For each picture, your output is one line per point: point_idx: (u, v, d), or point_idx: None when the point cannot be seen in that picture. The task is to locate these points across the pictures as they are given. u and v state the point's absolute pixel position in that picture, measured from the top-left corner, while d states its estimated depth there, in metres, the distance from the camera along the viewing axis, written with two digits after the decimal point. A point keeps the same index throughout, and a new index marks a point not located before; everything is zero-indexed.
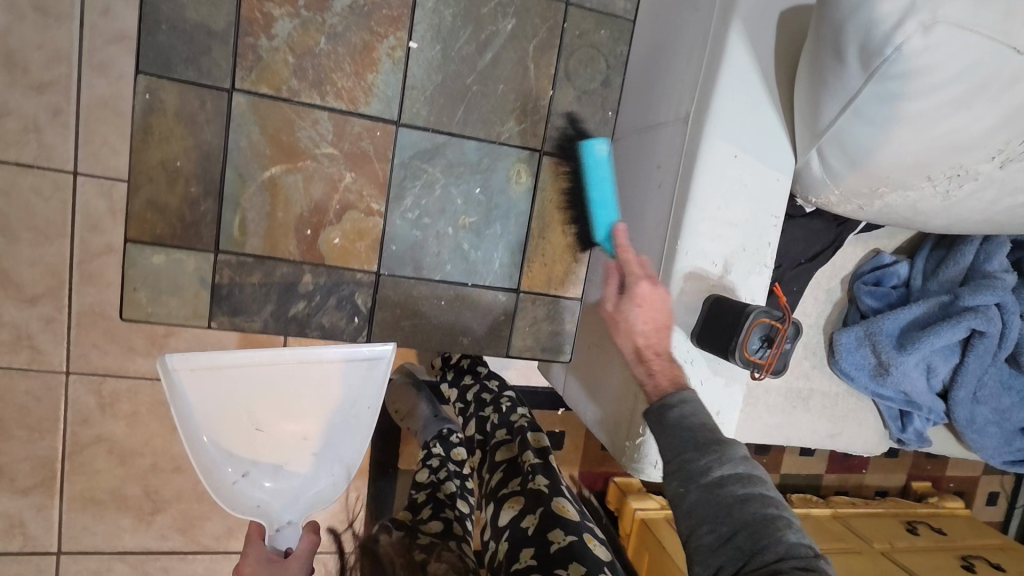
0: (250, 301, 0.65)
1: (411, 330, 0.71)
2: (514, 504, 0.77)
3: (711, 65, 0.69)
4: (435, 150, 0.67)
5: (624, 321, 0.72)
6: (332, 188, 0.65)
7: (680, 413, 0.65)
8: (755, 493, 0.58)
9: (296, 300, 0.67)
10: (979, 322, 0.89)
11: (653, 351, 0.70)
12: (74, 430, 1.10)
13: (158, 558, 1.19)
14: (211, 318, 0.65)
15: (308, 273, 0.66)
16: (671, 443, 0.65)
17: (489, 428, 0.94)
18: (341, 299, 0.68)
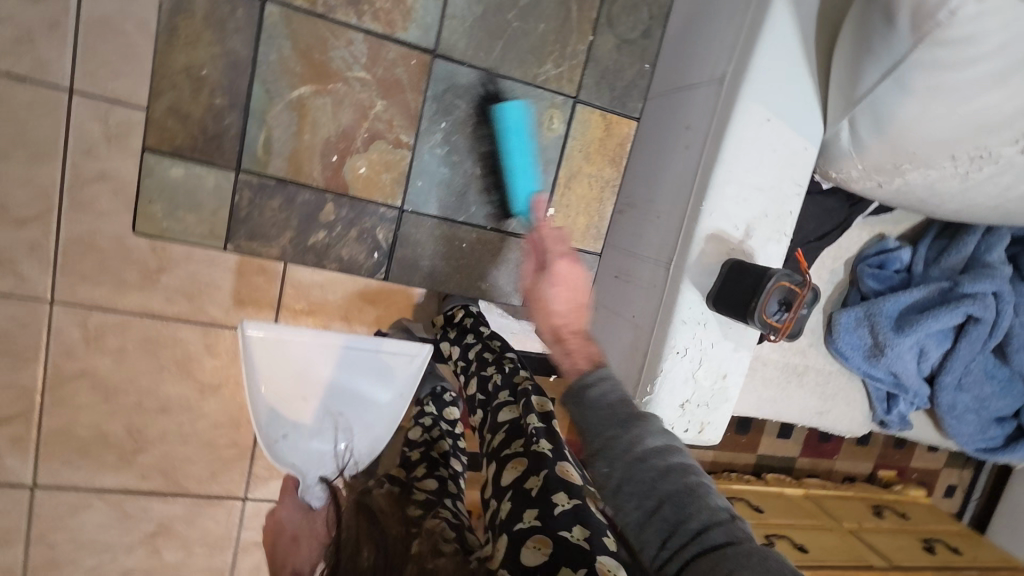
0: (271, 226, 0.72)
1: (429, 271, 0.78)
2: (517, 465, 0.72)
3: (754, 24, 0.69)
4: (470, 85, 0.74)
5: (541, 301, 0.64)
6: (362, 115, 0.71)
7: (591, 389, 0.61)
8: (672, 462, 0.55)
9: (316, 230, 0.74)
10: (975, 308, 0.92)
11: (570, 331, 0.65)
12: (57, 362, 1.06)
13: (138, 498, 1.17)
14: (226, 240, 0.71)
15: (330, 203, 0.73)
16: (586, 421, 0.60)
17: (489, 387, 0.88)
18: (364, 233, 0.75)
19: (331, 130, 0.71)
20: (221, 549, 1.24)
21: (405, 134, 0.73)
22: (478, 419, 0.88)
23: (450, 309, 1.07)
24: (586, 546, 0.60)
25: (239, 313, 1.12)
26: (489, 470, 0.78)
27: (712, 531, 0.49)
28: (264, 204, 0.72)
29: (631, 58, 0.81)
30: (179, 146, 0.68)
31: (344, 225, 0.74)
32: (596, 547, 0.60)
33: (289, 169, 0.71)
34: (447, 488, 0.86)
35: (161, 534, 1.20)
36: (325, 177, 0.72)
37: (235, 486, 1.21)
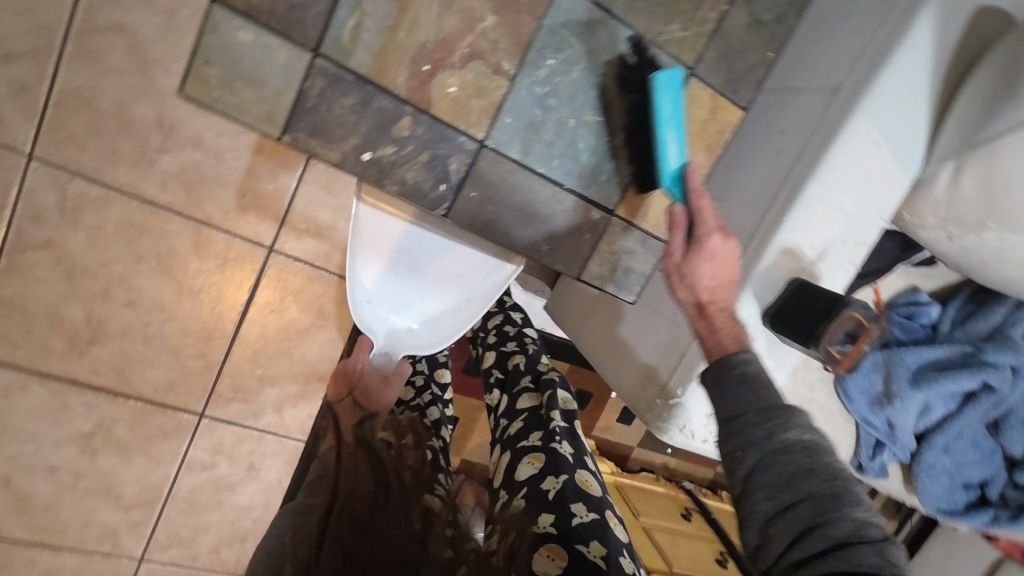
0: (338, 124, 0.60)
1: (491, 219, 0.69)
2: (535, 460, 0.70)
3: (888, 37, 0.64)
4: (591, 26, 0.64)
5: (691, 276, 0.67)
6: (468, 26, 0.60)
7: (745, 374, 0.65)
8: (818, 464, 0.60)
9: (384, 142, 0.62)
10: (992, 377, 0.93)
11: (716, 307, 0.68)
12: (21, 226, 0.94)
13: (81, 392, 1.06)
14: (285, 129, 0.59)
15: (408, 116, 0.62)
16: (736, 400, 0.65)
17: (511, 367, 0.88)
18: (437, 159, 0.64)
19: (430, 35, 0.60)
20: (162, 464, 1.15)
21: (509, 62, 0.62)
22: (495, 398, 0.87)
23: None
24: (603, 565, 0.59)
25: (238, 220, 1.02)
26: (502, 458, 0.76)
27: (854, 550, 0.55)
28: (335, 99, 0.60)
29: (759, 41, 0.74)
30: (252, 8, 0.56)
31: (417, 146, 0.63)
32: (612, 566, 0.59)
33: (373, 68, 0.59)
34: (438, 462, 0.82)
35: (100, 435, 1.10)
36: (411, 86, 0.61)
37: (192, 400, 1.12)
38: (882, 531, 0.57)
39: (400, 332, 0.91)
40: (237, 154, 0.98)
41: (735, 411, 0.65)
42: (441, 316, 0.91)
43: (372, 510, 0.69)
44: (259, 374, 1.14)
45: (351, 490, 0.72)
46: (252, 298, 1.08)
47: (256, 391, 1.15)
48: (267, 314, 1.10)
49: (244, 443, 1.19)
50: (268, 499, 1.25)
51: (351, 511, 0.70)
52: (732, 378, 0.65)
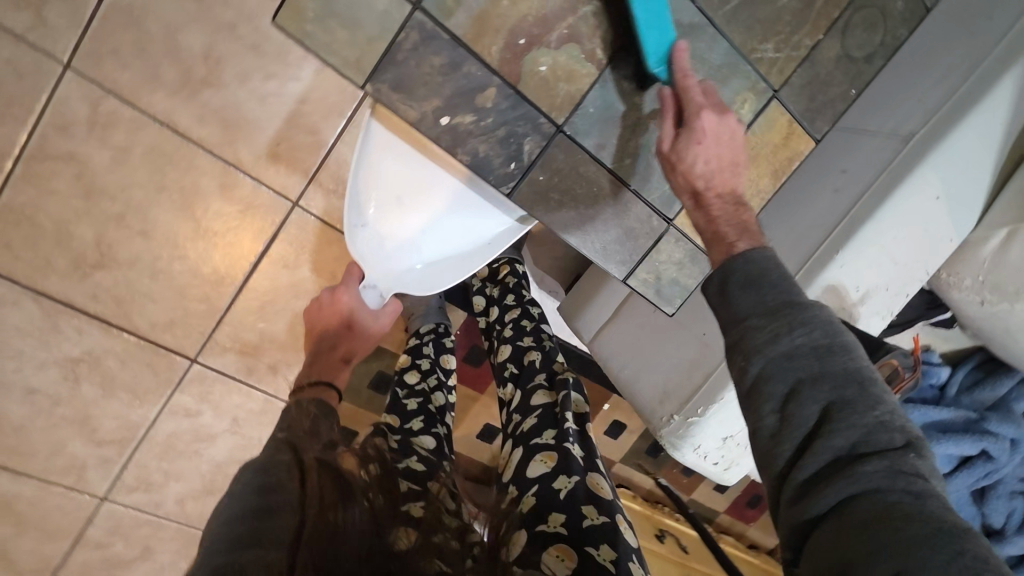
0: (423, 83, 0.57)
1: (555, 207, 0.66)
2: (548, 459, 0.67)
3: (967, 96, 0.65)
4: (688, 30, 0.58)
5: (683, 164, 0.60)
6: (570, 8, 0.56)
7: (747, 273, 0.56)
8: (830, 369, 0.51)
9: (465, 109, 0.59)
10: (992, 445, 0.96)
11: (714, 193, 0.61)
12: (46, 134, 0.90)
13: (75, 316, 1.01)
14: (370, 80, 0.56)
15: (493, 88, 0.58)
16: (738, 302, 0.57)
17: (526, 363, 0.85)
18: (512, 136, 0.61)
19: (532, 8, 0.55)
20: (145, 403, 1.09)
21: (604, 51, 0.59)
22: (507, 392, 0.84)
23: (497, 262, 1.04)
24: (613, 568, 0.56)
25: (268, 168, 0.99)
26: (512, 454, 0.73)
27: (867, 462, 0.48)
28: (427, 56, 0.56)
29: (843, 76, 0.65)
30: None
31: (496, 120, 0.60)
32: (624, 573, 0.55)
33: (469, 33, 0.55)
34: (443, 449, 0.79)
35: (86, 363, 1.04)
36: (503, 57, 0.57)
37: (187, 342, 1.08)
38: (906, 437, 0.49)
39: (394, 273, 0.82)
40: (282, 100, 0.94)
41: (736, 314, 0.56)
42: (443, 261, 0.81)
43: (345, 515, 0.50)
44: (260, 328, 1.10)
45: (325, 511, 0.50)
46: (267, 251, 1.04)
47: (254, 345, 1.11)
48: (279, 268, 1.06)
49: (232, 395, 1.14)
50: (245, 457, 1.19)
51: (319, 539, 0.48)
52: (733, 279, 0.57)
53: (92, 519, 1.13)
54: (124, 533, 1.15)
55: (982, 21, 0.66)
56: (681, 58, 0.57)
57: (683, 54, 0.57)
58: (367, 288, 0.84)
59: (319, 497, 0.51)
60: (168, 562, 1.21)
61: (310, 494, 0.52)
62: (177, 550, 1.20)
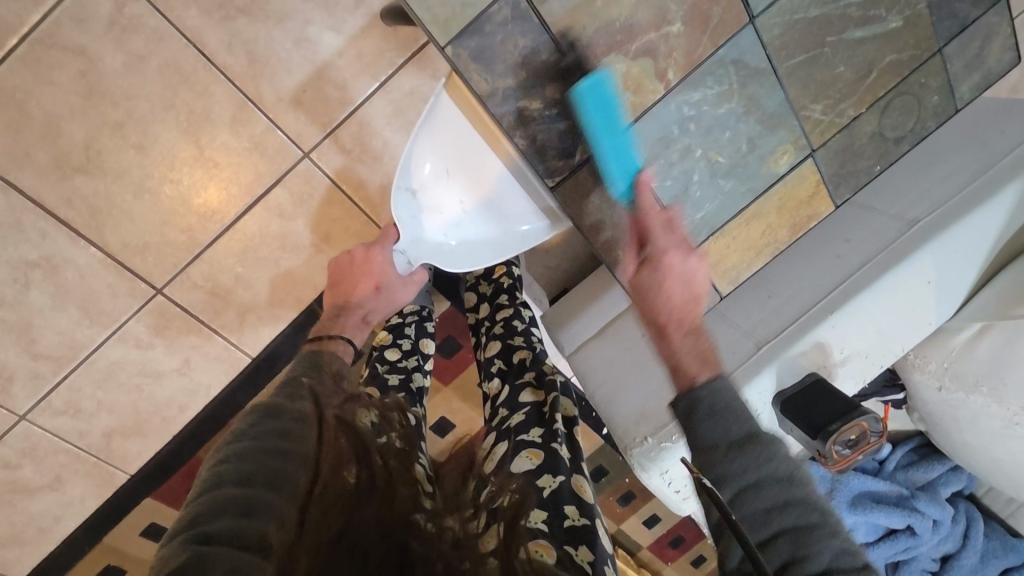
0: (503, 58, 0.58)
1: (591, 211, 0.66)
2: (534, 456, 0.70)
3: (974, 196, 0.71)
4: (752, 75, 0.62)
5: (643, 295, 0.65)
6: (655, 25, 0.58)
7: (712, 401, 0.59)
8: (795, 498, 0.55)
9: (533, 96, 0.60)
10: (917, 523, 1.01)
11: (676, 323, 0.64)
12: (59, 22, 0.82)
13: (42, 218, 0.91)
14: (450, 43, 0.57)
15: (565, 81, 0.60)
16: (706, 433, 0.59)
17: (515, 360, 0.87)
18: (570, 133, 0.62)
19: (621, 15, 0.58)
20: (95, 324, 1.00)
21: (675, 73, 0.61)
22: (493, 387, 0.87)
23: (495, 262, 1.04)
24: (589, 569, 0.58)
25: (288, 112, 0.93)
26: (497, 447, 0.75)
27: None
28: (512, 34, 0.57)
29: (873, 152, 0.69)
30: None
31: (559, 113, 0.61)
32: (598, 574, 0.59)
33: (559, 22, 0.57)
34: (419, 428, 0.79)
35: (42, 269, 0.94)
36: (582, 54, 0.59)
37: (157, 271, 0.99)
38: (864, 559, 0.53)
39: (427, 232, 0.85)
40: (317, 49, 0.90)
41: (705, 444, 0.58)
42: (472, 236, 0.86)
43: (358, 499, 0.50)
44: (238, 273, 1.03)
45: (332, 475, 0.51)
46: (266, 195, 0.98)
47: (228, 289, 1.04)
48: (274, 216, 1.00)
49: (189, 335, 1.06)
50: (189, 402, 1.12)
51: (331, 497, 0.49)
52: (698, 410, 0.59)
53: (4, 438, 1.04)
54: (38, 456, 1.07)
55: (995, 134, 0.75)
56: (644, 188, 0.64)
57: (646, 183, 0.64)
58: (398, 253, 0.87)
59: (333, 457, 0.53)
60: (77, 497, 1.13)
61: (327, 458, 0.53)
62: (90, 486, 1.13)
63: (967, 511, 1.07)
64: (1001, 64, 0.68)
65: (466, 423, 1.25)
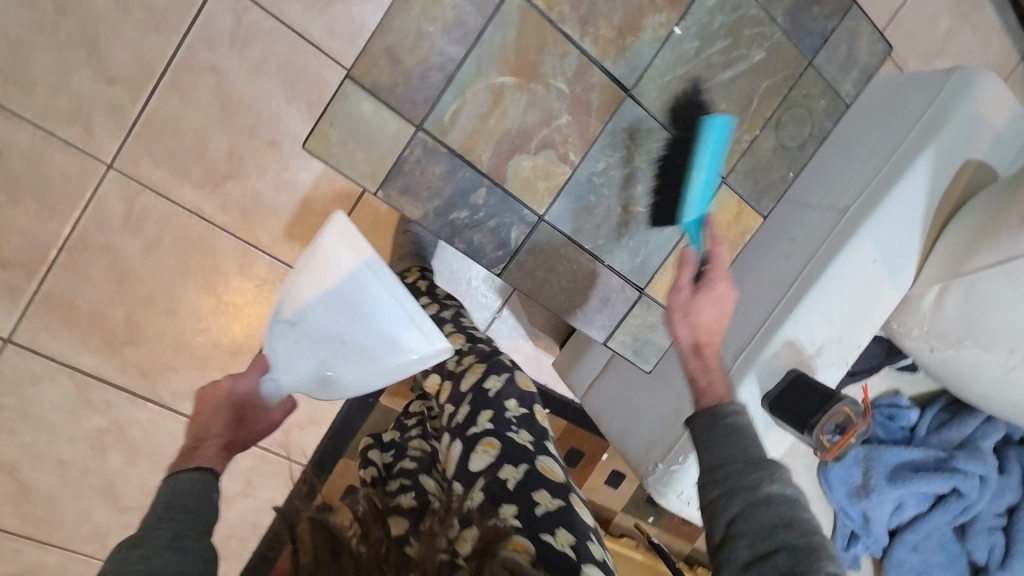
0: (424, 186, 0.67)
1: (540, 281, 0.73)
2: (489, 447, 0.65)
3: (891, 173, 0.76)
4: (644, 133, 0.70)
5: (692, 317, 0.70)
6: (546, 120, 0.67)
7: (732, 420, 0.65)
8: (799, 519, 0.56)
9: (460, 207, 0.68)
10: (961, 482, 1.01)
11: (709, 348, 0.70)
12: (87, 228, 0.98)
13: (105, 388, 1.06)
14: (381, 188, 0.67)
15: (484, 189, 0.68)
16: (718, 451, 0.63)
17: (460, 365, 0.79)
18: (501, 227, 0.70)
19: (514, 124, 0.67)
20: (166, 467, 1.13)
21: (575, 153, 0.69)
22: (432, 385, 0.81)
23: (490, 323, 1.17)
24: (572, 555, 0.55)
25: (283, 247, 1.07)
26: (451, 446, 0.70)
27: None
28: (427, 166, 0.67)
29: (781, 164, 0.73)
30: (378, 85, 0.64)
31: (486, 214, 0.69)
32: (583, 557, 0.56)
33: (464, 144, 0.66)
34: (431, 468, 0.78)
35: (112, 433, 1.09)
36: (492, 161, 0.67)
37: None
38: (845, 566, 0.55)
39: (298, 359, 0.71)
40: (296, 187, 1.04)
41: (716, 461, 0.63)
42: (351, 370, 0.73)
43: None
44: None
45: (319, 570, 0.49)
46: None
47: None
48: None
49: (246, 456, 1.17)
50: (258, 518, 1.22)
51: None
52: (716, 428, 0.65)
53: None
54: None
55: (901, 108, 0.79)
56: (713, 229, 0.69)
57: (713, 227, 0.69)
58: (268, 379, 0.70)
59: (312, 564, 0.49)
60: None
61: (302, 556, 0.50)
62: None
63: (1019, 459, 1.06)
64: (875, 54, 0.85)
65: None
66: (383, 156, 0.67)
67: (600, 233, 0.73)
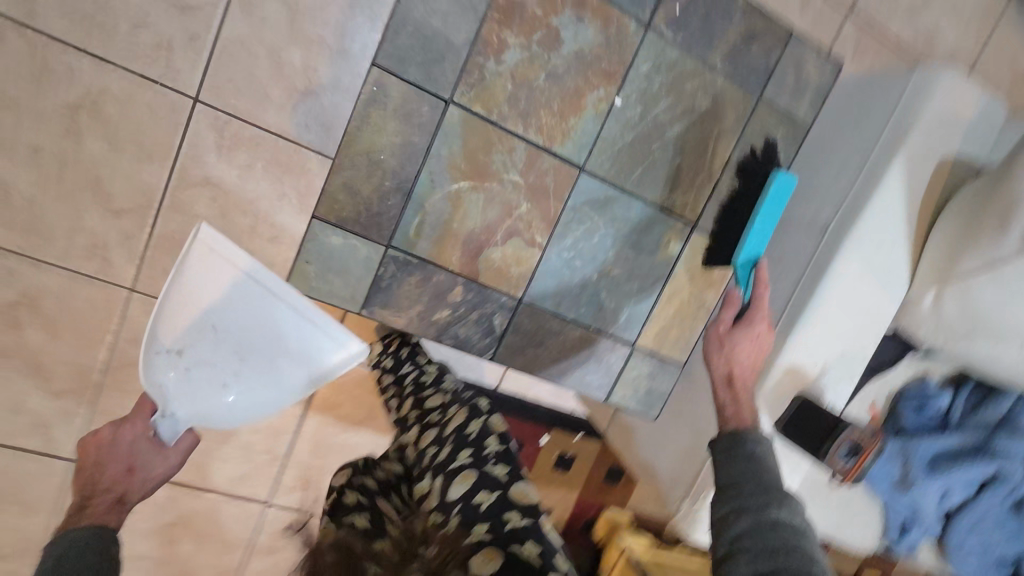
0: (404, 298, 0.70)
1: (531, 357, 0.77)
2: (465, 479, 0.58)
3: (864, 187, 0.75)
4: (606, 203, 0.72)
5: (730, 349, 0.71)
6: (506, 214, 0.70)
7: (756, 446, 0.63)
8: (804, 550, 0.53)
9: (441, 307, 0.72)
10: (1008, 466, 0.90)
11: (742, 381, 0.70)
12: None
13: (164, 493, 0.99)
14: (364, 306, 0.70)
15: (460, 287, 0.71)
16: (735, 470, 0.61)
17: (439, 414, 0.69)
18: (484, 317, 0.74)
19: (477, 223, 0.70)
20: (232, 550, 1.05)
21: (541, 236, 0.72)
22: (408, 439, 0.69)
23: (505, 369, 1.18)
24: None
25: None
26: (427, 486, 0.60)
27: None
28: (403, 280, 0.70)
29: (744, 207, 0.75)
30: (342, 219, 0.67)
31: (467, 308, 0.72)
32: None
33: (433, 249, 0.69)
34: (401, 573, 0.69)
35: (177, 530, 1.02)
36: (462, 262, 0.71)
37: (261, 490, 1.02)
38: None
39: (197, 393, 0.58)
40: None
41: (731, 478, 0.61)
42: (262, 390, 0.61)
43: None
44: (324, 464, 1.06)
45: None
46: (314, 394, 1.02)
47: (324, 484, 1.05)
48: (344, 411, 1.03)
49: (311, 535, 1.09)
50: None
51: None
52: (737, 452, 0.63)
53: None
54: None
55: (863, 115, 0.78)
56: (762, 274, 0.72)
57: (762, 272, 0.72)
58: (160, 420, 0.59)
59: None
60: None
61: None
62: None
63: None
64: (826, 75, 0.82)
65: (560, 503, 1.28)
66: (358, 278, 0.69)
67: (582, 301, 0.76)
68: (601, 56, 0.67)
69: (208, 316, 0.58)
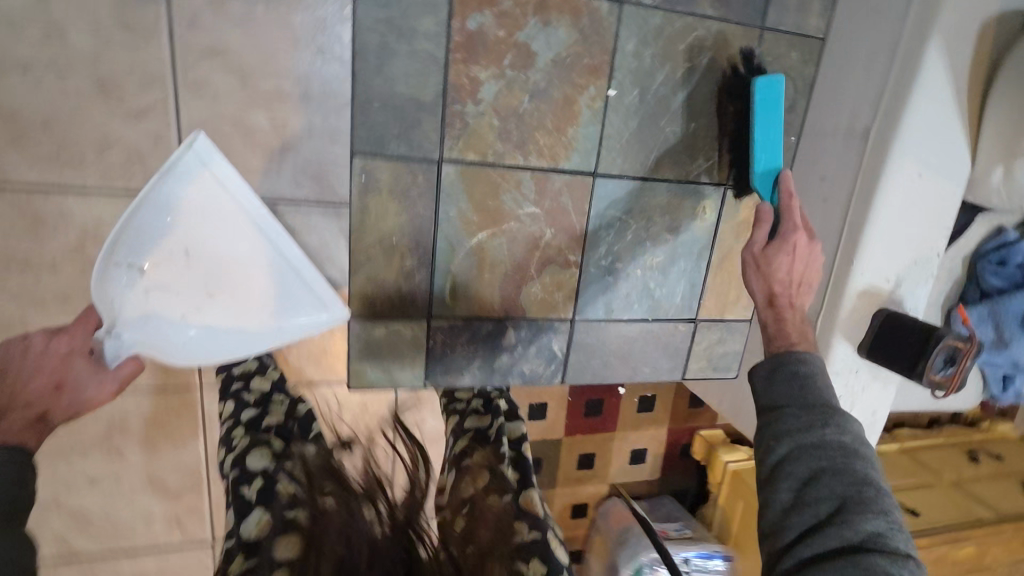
0: (462, 357, 0.76)
1: (602, 365, 0.82)
2: (475, 479, 0.63)
3: (900, 83, 0.67)
4: (630, 197, 0.74)
5: (767, 266, 0.65)
6: (533, 246, 0.74)
7: (798, 367, 0.63)
8: (853, 466, 0.57)
9: (501, 351, 0.78)
10: None
11: (787, 300, 0.66)
12: None
13: None
14: (427, 376, 0.76)
15: (511, 330, 0.77)
16: (778, 394, 0.63)
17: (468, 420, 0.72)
18: (543, 346, 0.79)
19: (507, 263, 0.74)
20: None
21: (575, 254, 0.75)
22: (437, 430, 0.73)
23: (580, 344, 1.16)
24: None
25: None
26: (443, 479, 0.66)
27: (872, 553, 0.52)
28: (455, 342, 0.76)
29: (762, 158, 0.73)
30: (378, 310, 0.72)
31: (526, 344, 0.78)
32: None
33: (476, 291, 0.74)
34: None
35: None
36: (504, 301, 0.75)
37: None
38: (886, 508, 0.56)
39: (155, 322, 0.62)
40: None
41: (776, 402, 0.63)
42: (222, 326, 0.64)
43: None
44: None
45: None
46: None
47: None
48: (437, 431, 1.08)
49: None
50: None
51: None
52: (780, 371, 0.64)
53: None
54: None
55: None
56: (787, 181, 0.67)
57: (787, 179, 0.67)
58: (107, 338, 0.61)
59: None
60: None
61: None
62: None
63: None
64: None
65: (653, 440, 1.25)
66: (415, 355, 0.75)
67: (632, 300, 0.79)
68: (580, 55, 0.68)
69: (173, 234, 0.61)
